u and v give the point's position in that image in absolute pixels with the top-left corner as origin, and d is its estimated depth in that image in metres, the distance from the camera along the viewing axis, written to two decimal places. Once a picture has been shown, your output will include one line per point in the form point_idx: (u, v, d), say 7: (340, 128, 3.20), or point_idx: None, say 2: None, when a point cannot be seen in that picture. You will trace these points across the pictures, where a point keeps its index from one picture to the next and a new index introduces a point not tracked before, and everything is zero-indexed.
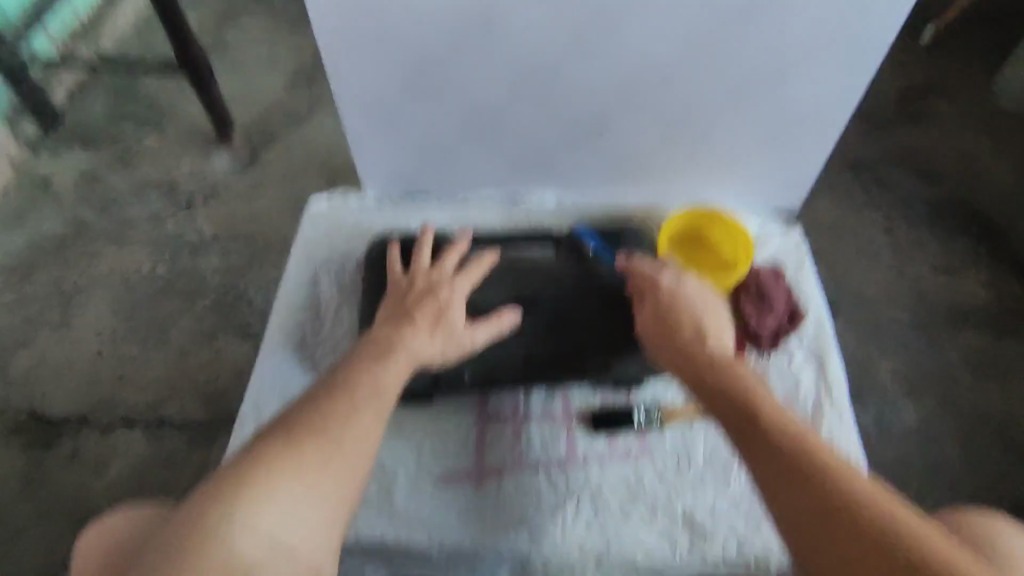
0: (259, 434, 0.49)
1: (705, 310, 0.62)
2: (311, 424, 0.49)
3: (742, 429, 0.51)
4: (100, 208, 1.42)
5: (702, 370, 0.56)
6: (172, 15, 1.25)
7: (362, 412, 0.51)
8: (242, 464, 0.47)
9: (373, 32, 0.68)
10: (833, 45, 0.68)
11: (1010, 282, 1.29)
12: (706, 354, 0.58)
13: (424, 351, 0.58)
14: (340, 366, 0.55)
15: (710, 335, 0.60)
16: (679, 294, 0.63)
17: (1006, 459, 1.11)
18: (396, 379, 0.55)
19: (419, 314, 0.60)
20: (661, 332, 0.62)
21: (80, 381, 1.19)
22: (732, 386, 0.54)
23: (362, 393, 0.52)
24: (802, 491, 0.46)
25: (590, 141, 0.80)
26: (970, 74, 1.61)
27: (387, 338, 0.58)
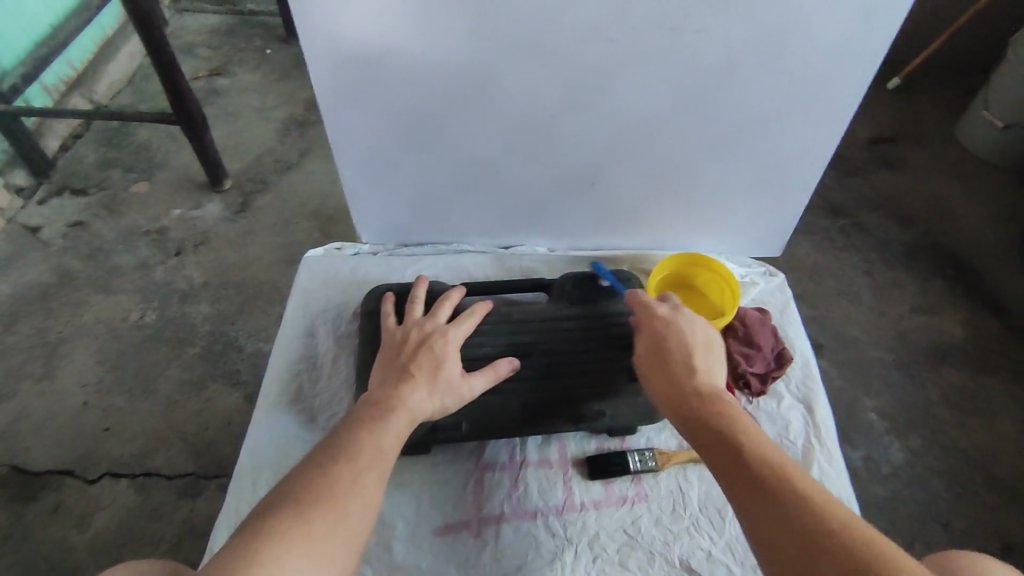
0: (257, 508, 0.48)
1: (695, 345, 0.62)
2: (314, 494, 0.49)
3: (729, 470, 0.52)
4: (89, 256, 1.41)
5: (692, 408, 0.57)
6: (170, 67, 1.29)
7: (363, 480, 0.51)
8: (244, 540, 0.45)
9: (369, 92, 0.70)
10: (814, 103, 0.70)
11: (986, 321, 1.34)
12: (698, 390, 0.58)
13: (423, 407, 0.59)
14: (340, 429, 0.55)
15: (702, 371, 0.60)
16: (672, 328, 0.63)
17: (993, 495, 1.12)
18: (395, 442, 0.56)
19: (416, 367, 0.61)
20: (654, 371, 0.62)
21: (63, 434, 1.17)
22: (722, 425, 0.54)
23: (365, 459, 0.52)
24: (783, 529, 0.46)
25: (580, 190, 0.82)
26: (934, 123, 1.70)
27: (385, 396, 0.58)
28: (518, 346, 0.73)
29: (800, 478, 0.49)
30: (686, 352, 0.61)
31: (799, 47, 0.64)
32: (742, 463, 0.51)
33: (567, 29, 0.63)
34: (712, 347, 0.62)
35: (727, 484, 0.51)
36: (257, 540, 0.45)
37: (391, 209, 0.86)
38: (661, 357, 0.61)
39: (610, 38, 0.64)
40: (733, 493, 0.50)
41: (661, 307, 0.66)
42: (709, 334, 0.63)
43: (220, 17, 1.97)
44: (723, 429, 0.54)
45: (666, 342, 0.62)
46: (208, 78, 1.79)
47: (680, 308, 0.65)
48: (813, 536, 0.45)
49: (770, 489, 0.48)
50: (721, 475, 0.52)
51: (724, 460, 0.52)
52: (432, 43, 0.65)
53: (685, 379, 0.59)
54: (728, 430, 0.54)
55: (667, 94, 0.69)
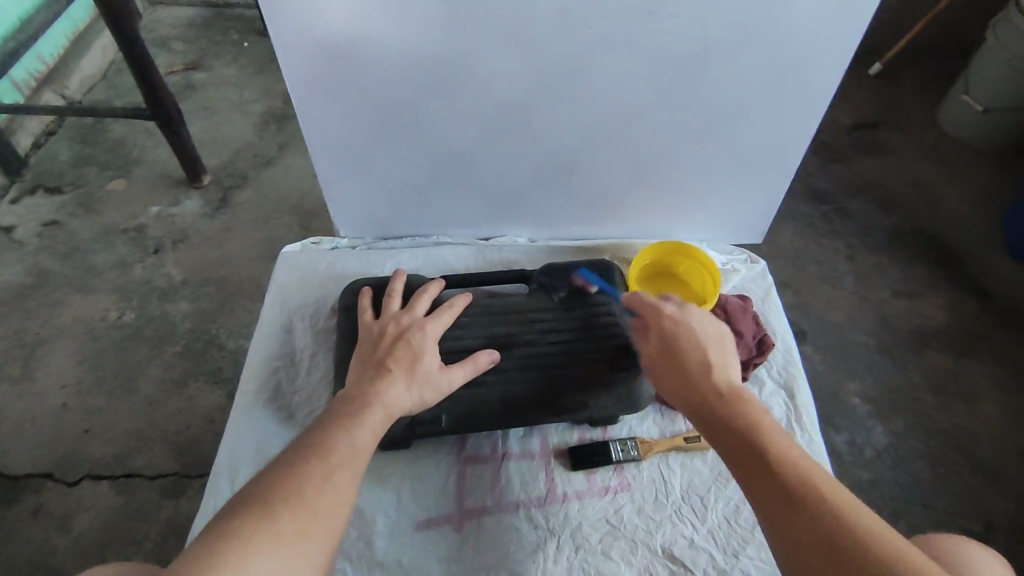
0: (225, 510, 0.48)
1: (706, 340, 0.59)
2: (282, 497, 0.48)
3: (755, 478, 0.50)
4: (65, 255, 1.39)
5: (709, 407, 0.55)
6: (143, 61, 1.26)
7: (335, 479, 0.50)
8: (208, 544, 0.44)
9: (344, 85, 0.69)
10: (790, 87, 0.69)
11: (966, 303, 1.35)
12: (715, 385, 0.56)
13: (400, 402, 0.58)
14: (315, 426, 0.55)
15: (718, 370, 0.57)
16: (682, 326, 0.60)
17: (974, 475, 1.13)
18: (371, 438, 0.55)
19: (393, 362, 0.60)
20: (667, 370, 0.59)
21: (42, 436, 1.15)
22: (739, 425, 0.53)
23: (338, 457, 0.52)
24: (813, 542, 0.45)
25: (561, 180, 0.81)
26: (914, 108, 1.70)
27: (361, 391, 0.57)
28: (497, 339, 0.72)
29: (827, 484, 0.48)
30: (698, 349, 0.59)
31: (775, 29, 0.64)
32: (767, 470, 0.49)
33: (541, 15, 0.62)
34: (723, 344, 0.60)
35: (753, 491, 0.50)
36: (220, 547, 0.44)
37: (370, 202, 0.84)
38: (676, 358, 0.59)
39: (586, 24, 0.63)
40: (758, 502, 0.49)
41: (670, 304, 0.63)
42: (719, 328, 0.61)
43: (196, 9, 1.93)
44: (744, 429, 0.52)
45: (680, 343, 0.59)
46: (183, 71, 1.76)
47: (687, 305, 0.63)
48: (845, 550, 0.44)
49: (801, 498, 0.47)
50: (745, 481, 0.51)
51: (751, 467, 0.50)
52: (405, 31, 0.63)
53: (701, 377, 0.57)
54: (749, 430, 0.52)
55: (644, 80, 0.69)
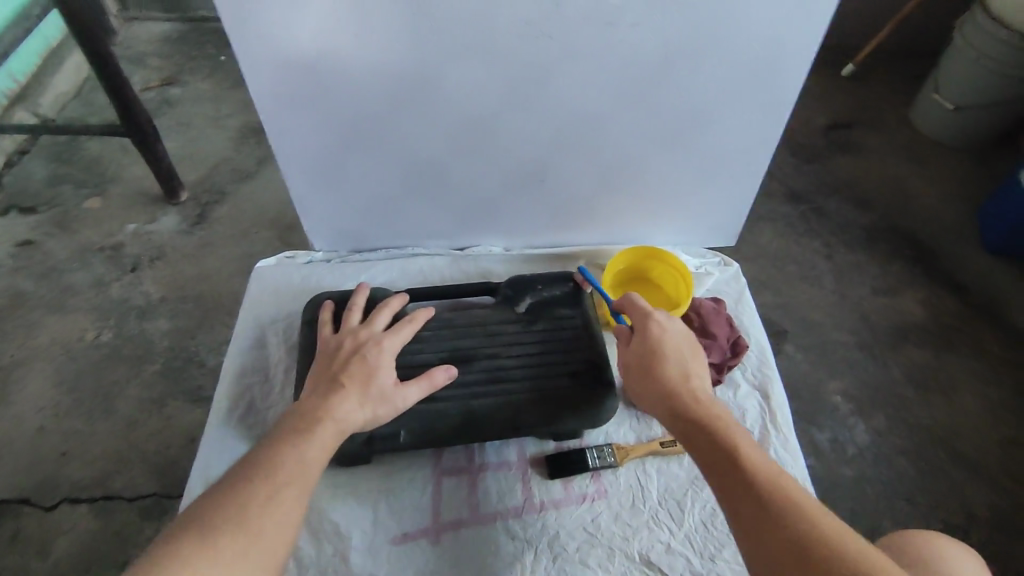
0: (168, 530, 0.48)
1: (685, 349, 0.61)
2: (225, 517, 0.48)
3: (729, 490, 0.50)
4: (40, 276, 1.37)
5: (688, 414, 0.56)
6: (116, 79, 1.25)
7: (281, 497, 0.50)
8: (145, 568, 0.44)
9: (310, 99, 0.69)
10: (753, 91, 0.71)
11: (942, 299, 1.37)
12: (693, 395, 0.57)
13: (352, 419, 0.57)
14: (262, 444, 0.54)
15: (695, 379, 0.58)
16: (664, 334, 0.61)
17: (956, 469, 1.14)
18: (320, 454, 0.54)
19: (347, 378, 0.59)
20: (645, 376, 0.60)
21: (17, 461, 1.13)
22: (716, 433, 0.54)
23: (284, 476, 0.51)
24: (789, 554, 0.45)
25: (532, 188, 0.82)
26: (887, 108, 1.73)
27: (312, 408, 0.57)
28: (459, 353, 0.72)
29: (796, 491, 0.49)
30: (678, 359, 0.60)
31: (734, 35, 0.65)
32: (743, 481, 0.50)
33: (504, 26, 0.62)
34: (699, 355, 0.61)
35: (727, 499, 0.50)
36: (157, 569, 0.44)
37: (343, 216, 0.84)
38: (656, 365, 0.59)
39: (548, 34, 0.63)
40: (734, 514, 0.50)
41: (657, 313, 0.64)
42: (697, 339, 0.62)
43: (172, 24, 1.92)
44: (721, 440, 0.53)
45: (662, 349, 0.60)
46: (159, 87, 1.75)
47: (672, 317, 0.64)
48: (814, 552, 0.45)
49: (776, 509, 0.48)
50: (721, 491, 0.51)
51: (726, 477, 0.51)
52: (369, 44, 0.64)
53: (680, 385, 0.58)
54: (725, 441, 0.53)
55: (610, 88, 0.69)
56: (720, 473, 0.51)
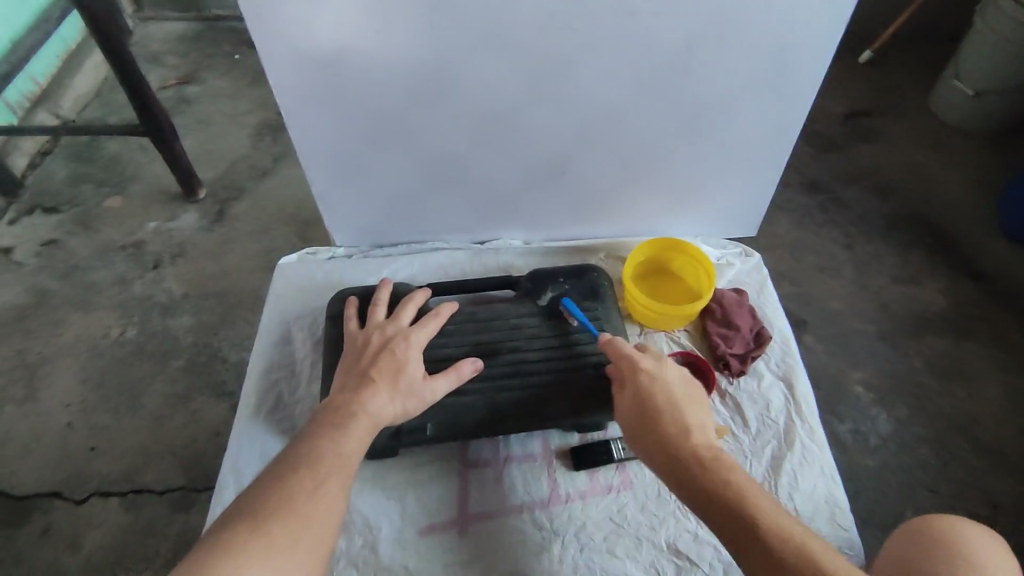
0: (219, 522, 0.49)
1: (681, 401, 0.60)
2: (274, 508, 0.49)
3: (744, 542, 0.51)
4: (65, 274, 1.39)
5: (688, 468, 0.56)
6: (135, 79, 1.27)
7: (325, 487, 0.52)
8: (202, 559, 0.45)
9: (330, 94, 0.69)
10: (775, 81, 0.70)
11: (965, 287, 1.35)
12: (693, 450, 0.57)
13: (383, 412, 0.58)
14: (299, 438, 0.55)
15: (695, 430, 0.58)
16: (659, 384, 0.61)
17: (980, 459, 1.13)
18: (358, 446, 0.56)
19: (377, 372, 0.61)
20: (644, 433, 0.59)
21: (48, 455, 1.15)
22: (720, 487, 0.54)
23: (325, 467, 0.52)
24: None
25: (551, 181, 0.82)
26: (906, 94, 1.70)
27: (345, 401, 0.58)
28: (483, 345, 0.72)
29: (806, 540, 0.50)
30: (674, 409, 0.59)
31: (757, 22, 0.64)
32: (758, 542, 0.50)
33: (525, 19, 0.62)
34: (696, 402, 0.61)
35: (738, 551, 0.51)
36: (216, 555, 0.45)
37: (363, 211, 0.85)
38: (653, 417, 0.59)
39: (569, 25, 0.63)
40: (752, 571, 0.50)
41: (648, 358, 0.63)
42: (690, 385, 0.62)
43: (187, 24, 1.94)
44: (728, 497, 0.53)
45: (656, 399, 0.60)
46: (176, 86, 1.77)
47: (665, 361, 0.63)
48: None
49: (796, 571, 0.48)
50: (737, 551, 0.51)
51: (739, 534, 0.51)
52: (389, 40, 0.64)
53: (679, 440, 0.57)
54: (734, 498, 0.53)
55: (632, 78, 0.69)
56: (729, 530, 0.52)
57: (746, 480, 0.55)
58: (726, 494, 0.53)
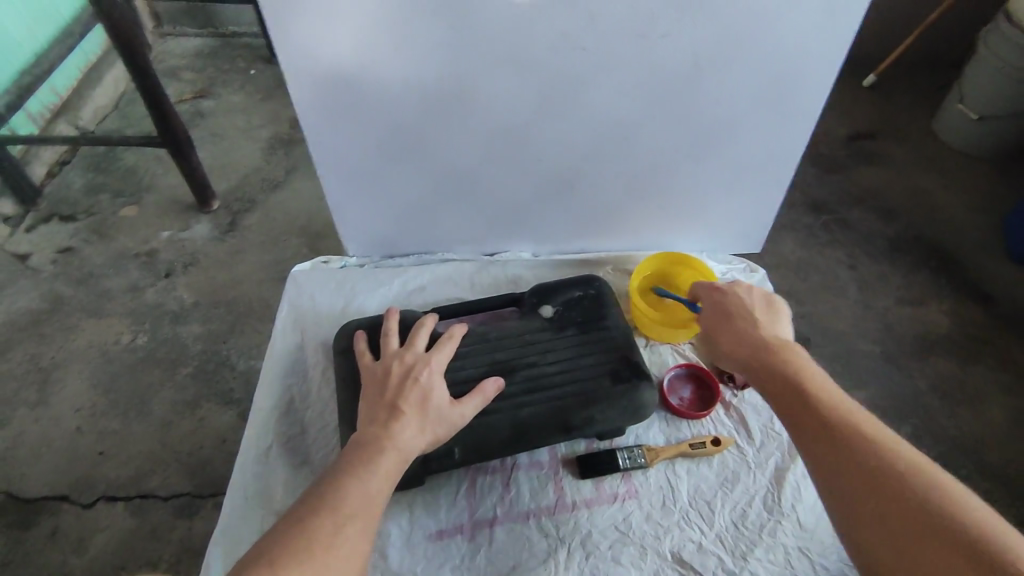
0: (239, 567, 0.48)
1: (759, 307, 0.65)
2: (294, 555, 0.49)
3: (798, 415, 0.54)
4: (79, 281, 1.42)
5: (756, 357, 0.60)
6: (155, 92, 1.30)
7: (346, 533, 0.51)
8: None
9: (349, 109, 0.71)
10: (780, 100, 0.72)
11: (969, 309, 1.36)
12: (762, 341, 0.61)
13: (414, 444, 0.59)
14: (324, 478, 0.55)
15: (769, 330, 0.62)
16: (738, 294, 0.66)
17: (984, 481, 1.13)
18: (383, 486, 0.55)
19: (403, 402, 0.61)
20: (722, 332, 0.64)
21: (57, 459, 1.16)
22: (786, 369, 0.57)
23: (349, 509, 0.52)
24: (857, 474, 0.48)
25: (561, 196, 0.84)
26: (910, 118, 1.73)
27: (374, 437, 0.58)
28: (498, 364, 0.74)
29: (858, 416, 0.52)
30: (752, 312, 0.64)
31: (762, 44, 0.66)
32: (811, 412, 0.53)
33: (538, 39, 0.65)
34: (777, 310, 0.65)
35: (793, 423, 0.54)
36: None
37: (377, 223, 0.87)
38: (730, 318, 0.64)
39: (581, 46, 0.66)
40: (802, 437, 0.53)
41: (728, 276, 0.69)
42: (767, 294, 0.66)
43: (204, 39, 1.99)
44: (790, 379, 0.56)
45: (733, 307, 0.65)
46: (192, 100, 1.81)
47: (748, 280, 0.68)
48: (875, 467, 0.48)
49: (845, 434, 0.51)
50: (793, 424, 0.55)
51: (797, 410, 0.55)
52: (407, 58, 0.66)
53: (754, 334, 0.62)
54: (795, 379, 0.56)
55: (640, 96, 0.71)
56: (787, 406, 0.55)
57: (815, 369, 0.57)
58: (779, 372, 0.57)
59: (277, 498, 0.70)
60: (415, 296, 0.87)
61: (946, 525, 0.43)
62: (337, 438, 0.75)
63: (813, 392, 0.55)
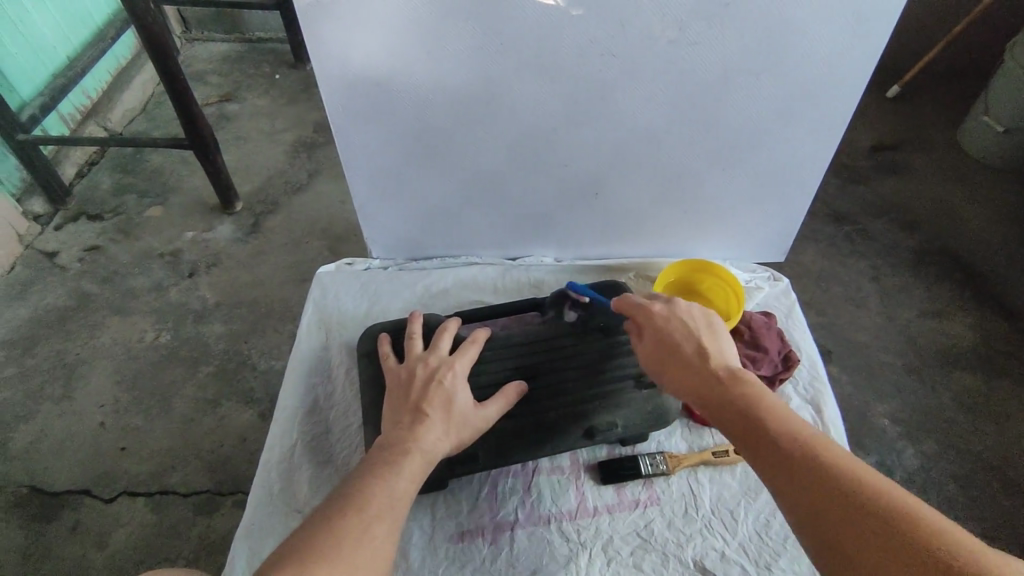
0: (268, 561, 0.49)
1: (701, 327, 0.61)
2: (321, 550, 0.49)
3: (756, 450, 0.51)
4: (106, 279, 1.44)
5: (708, 390, 0.56)
6: (184, 95, 1.33)
7: (373, 531, 0.51)
8: None
9: (379, 111, 0.72)
10: (809, 108, 0.72)
11: (995, 323, 1.34)
12: (710, 370, 0.57)
13: (439, 446, 0.59)
14: (350, 478, 0.56)
15: (713, 354, 0.58)
16: (676, 318, 0.62)
17: (1010, 498, 1.11)
18: (408, 487, 0.56)
19: (429, 404, 0.61)
20: (666, 364, 0.60)
21: (81, 453, 1.18)
22: (738, 400, 0.54)
23: (375, 508, 0.53)
24: (824, 511, 0.44)
25: (586, 200, 0.84)
26: (934, 129, 1.72)
27: (400, 439, 0.58)
28: (521, 368, 0.74)
29: (818, 443, 0.48)
30: (691, 337, 0.60)
31: (792, 52, 0.66)
32: (772, 447, 0.49)
33: (568, 43, 0.65)
34: (718, 330, 0.61)
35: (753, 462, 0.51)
36: None
37: (401, 225, 0.88)
38: (671, 347, 0.60)
39: (609, 52, 0.66)
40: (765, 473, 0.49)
41: (662, 300, 0.65)
42: (707, 314, 0.63)
43: (230, 44, 2.03)
44: (743, 410, 0.53)
45: (673, 333, 0.61)
46: (218, 103, 1.84)
47: (682, 300, 0.65)
48: (840, 498, 0.44)
49: (805, 465, 0.47)
50: (753, 463, 0.51)
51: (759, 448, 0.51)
52: (437, 62, 0.67)
53: (698, 364, 0.58)
54: (748, 408, 0.53)
55: (667, 104, 0.71)
56: (745, 443, 0.52)
57: (767, 396, 0.54)
58: (731, 404, 0.54)
59: (299, 497, 0.71)
60: (438, 299, 0.88)
61: (927, 555, 0.39)
62: (361, 437, 0.75)
63: (768, 423, 0.51)
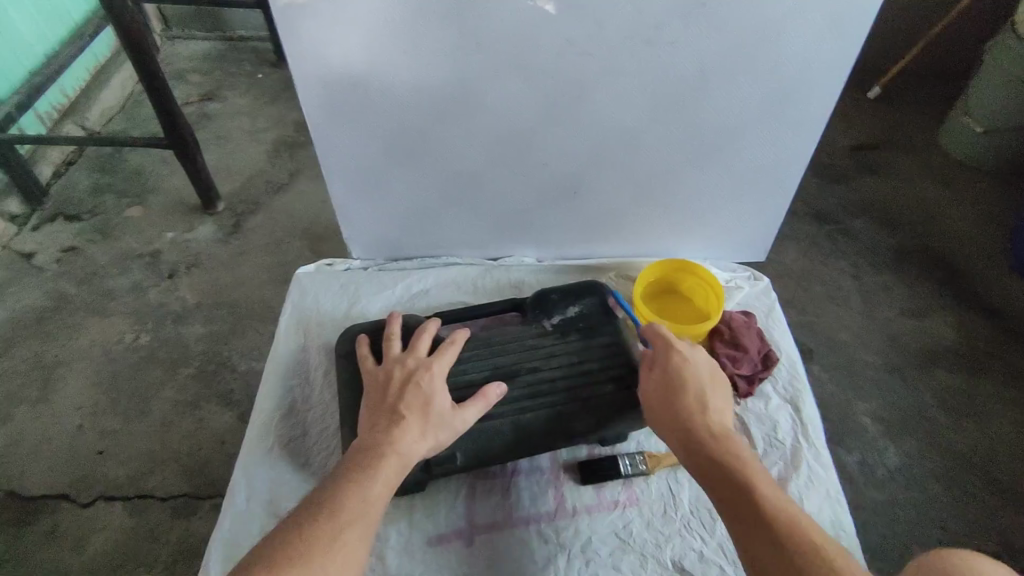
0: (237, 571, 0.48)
1: (709, 380, 0.62)
2: (292, 557, 0.48)
3: (740, 513, 0.52)
4: (83, 280, 1.42)
5: (702, 442, 0.57)
6: (162, 95, 1.31)
7: (345, 536, 0.51)
8: None
9: (355, 109, 0.71)
10: (785, 108, 0.72)
11: (973, 321, 1.35)
12: (708, 426, 0.58)
13: (415, 449, 0.59)
14: (324, 482, 0.55)
15: (714, 411, 0.60)
16: (687, 363, 0.63)
17: (987, 494, 1.12)
18: (383, 490, 0.55)
19: (405, 407, 0.61)
20: (664, 407, 0.61)
21: (56, 458, 1.16)
22: (731, 459, 0.55)
23: (348, 514, 0.52)
24: None
25: (566, 201, 0.84)
26: (914, 129, 1.73)
27: (375, 442, 0.58)
28: (501, 369, 0.73)
29: (802, 521, 0.50)
30: (697, 387, 0.61)
31: (769, 52, 0.66)
32: (758, 520, 0.51)
33: (546, 43, 0.65)
34: (722, 386, 0.63)
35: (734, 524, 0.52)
36: None
37: (381, 226, 0.87)
38: (674, 391, 0.61)
39: (588, 52, 0.66)
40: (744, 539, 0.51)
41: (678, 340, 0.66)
42: (715, 367, 0.64)
43: (212, 42, 2.00)
44: (735, 472, 0.54)
45: (681, 377, 0.62)
46: (199, 102, 1.82)
47: (697, 348, 0.66)
48: None
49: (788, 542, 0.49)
50: (733, 523, 0.52)
51: (738, 505, 0.53)
52: (415, 62, 0.67)
53: (697, 417, 0.59)
54: (739, 471, 0.54)
55: (647, 103, 0.71)
56: (730, 504, 0.53)
57: (758, 465, 0.56)
58: (724, 464, 0.55)
59: (276, 500, 0.70)
60: (418, 299, 0.87)
61: None
62: (339, 440, 0.75)
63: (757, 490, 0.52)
